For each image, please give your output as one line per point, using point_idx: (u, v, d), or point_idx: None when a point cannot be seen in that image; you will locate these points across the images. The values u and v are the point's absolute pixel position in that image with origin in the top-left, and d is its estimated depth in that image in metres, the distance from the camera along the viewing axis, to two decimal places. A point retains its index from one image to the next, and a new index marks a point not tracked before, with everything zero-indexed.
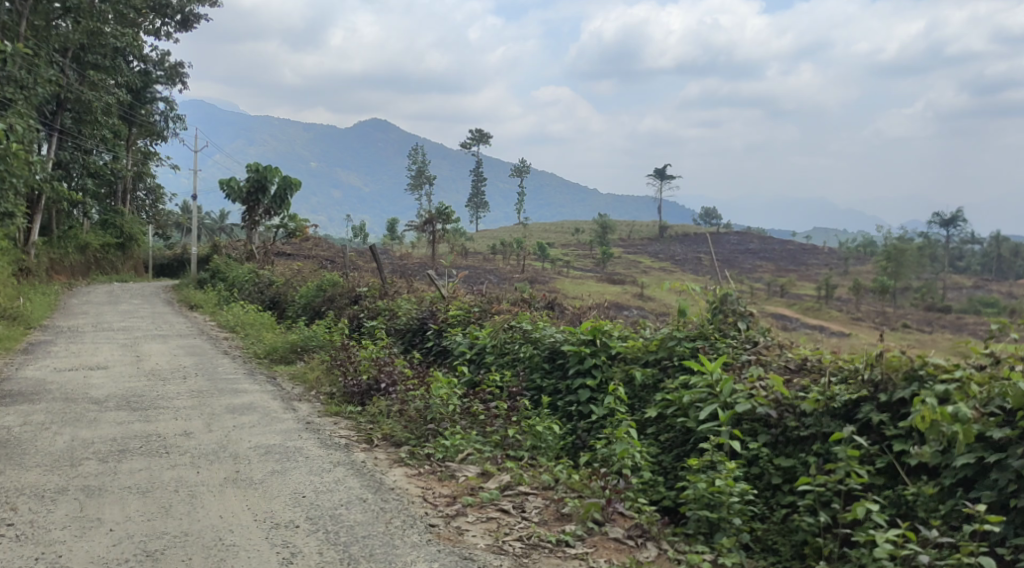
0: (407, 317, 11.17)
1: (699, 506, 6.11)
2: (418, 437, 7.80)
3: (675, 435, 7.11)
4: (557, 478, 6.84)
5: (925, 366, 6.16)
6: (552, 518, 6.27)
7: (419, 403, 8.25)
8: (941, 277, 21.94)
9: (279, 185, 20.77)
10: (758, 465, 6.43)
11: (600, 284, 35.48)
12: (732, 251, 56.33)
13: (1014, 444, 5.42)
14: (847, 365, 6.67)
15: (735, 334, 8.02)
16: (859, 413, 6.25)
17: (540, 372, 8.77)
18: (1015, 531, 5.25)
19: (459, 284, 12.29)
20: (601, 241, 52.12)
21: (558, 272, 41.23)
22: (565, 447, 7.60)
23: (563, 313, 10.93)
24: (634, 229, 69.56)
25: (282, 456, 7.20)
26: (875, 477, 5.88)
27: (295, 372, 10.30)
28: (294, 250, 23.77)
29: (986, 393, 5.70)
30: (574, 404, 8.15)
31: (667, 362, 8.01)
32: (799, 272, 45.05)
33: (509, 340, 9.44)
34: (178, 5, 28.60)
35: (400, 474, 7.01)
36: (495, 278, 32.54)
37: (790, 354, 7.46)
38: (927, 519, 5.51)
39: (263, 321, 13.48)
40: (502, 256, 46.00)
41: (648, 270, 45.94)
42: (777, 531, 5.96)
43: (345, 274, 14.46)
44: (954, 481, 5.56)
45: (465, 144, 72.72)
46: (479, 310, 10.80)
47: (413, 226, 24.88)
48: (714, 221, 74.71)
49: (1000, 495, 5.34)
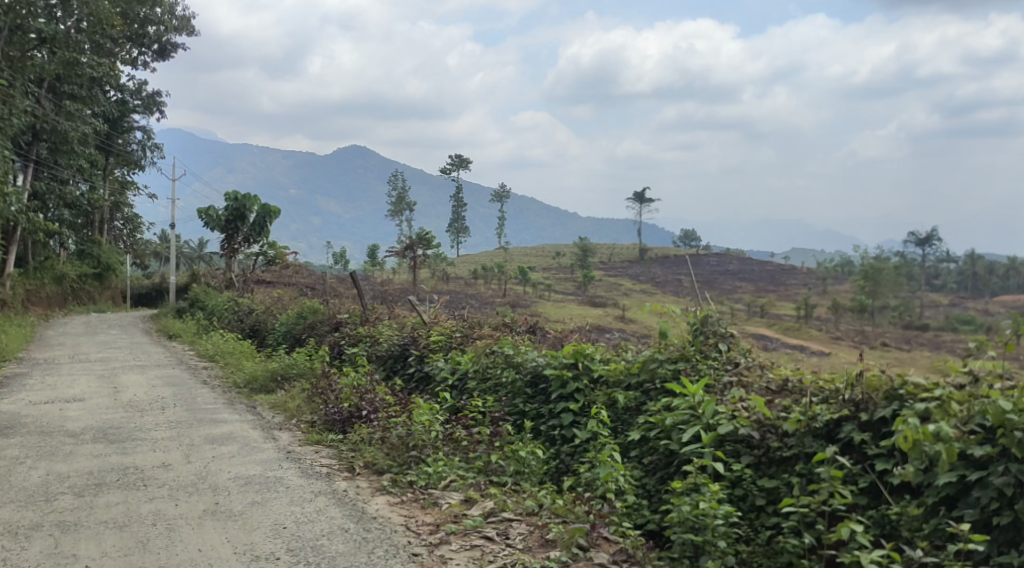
0: (389, 342, 11.12)
1: (684, 530, 6.06)
2: (400, 464, 7.73)
3: (658, 458, 7.10)
4: (541, 503, 6.80)
5: (906, 386, 6.19)
6: (536, 544, 6.22)
7: (401, 430, 8.21)
8: (919, 295, 22.07)
9: (259, 214, 20.71)
10: (742, 487, 6.44)
11: (583, 307, 35.58)
12: (712, 273, 56.55)
13: (996, 461, 5.40)
14: (827, 385, 6.70)
15: (716, 355, 8.04)
16: (841, 432, 6.25)
17: (523, 397, 8.74)
18: (999, 549, 5.21)
19: (441, 309, 12.24)
20: (582, 264, 52.16)
21: (540, 295, 41.32)
22: (549, 472, 7.55)
23: (545, 336, 10.90)
24: (615, 252, 69.67)
25: (262, 486, 7.12)
26: (858, 497, 5.87)
27: (276, 401, 10.18)
28: (275, 277, 23.72)
29: (966, 411, 5.69)
30: (557, 428, 8.12)
31: (650, 384, 8.01)
32: (779, 293, 45.40)
33: (491, 365, 9.41)
34: (154, 34, 28.56)
35: (382, 503, 6.95)
36: (478, 303, 32.52)
37: (771, 374, 7.50)
38: (911, 538, 5.49)
39: (243, 350, 13.37)
40: (484, 280, 46.00)
41: (629, 292, 46.12)
42: (763, 553, 5.95)
43: (326, 301, 14.40)
44: (937, 499, 5.53)
45: (447, 169, 72.82)
46: (461, 335, 10.76)
47: (396, 251, 24.90)
48: (694, 242, 75.34)
49: (984, 514, 5.32)
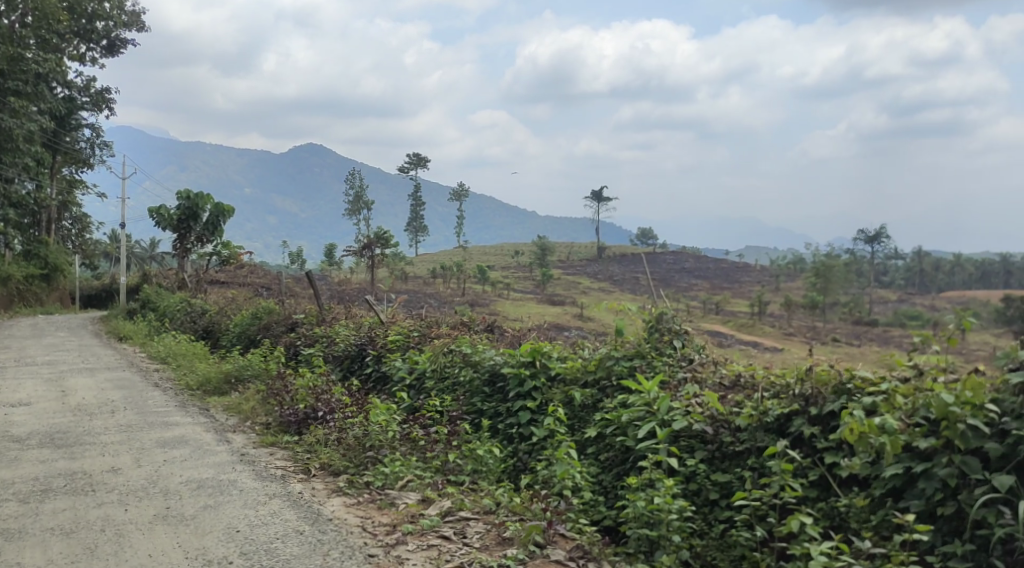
0: (346, 342, 11.05)
1: (639, 525, 6.12)
2: (356, 465, 7.69)
3: (614, 454, 7.15)
4: (498, 501, 6.80)
5: (853, 380, 6.32)
6: (493, 543, 6.22)
7: (358, 431, 8.17)
8: (868, 291, 22.50)
9: (212, 213, 20.46)
10: (696, 482, 6.51)
11: (541, 305, 35.71)
12: (669, 271, 56.99)
13: (940, 453, 5.49)
14: (779, 380, 6.82)
15: (671, 352, 8.13)
16: (792, 426, 6.36)
17: (480, 396, 8.75)
18: (943, 539, 5.30)
19: (397, 308, 12.22)
20: (540, 262, 52.25)
21: (498, 294, 41.38)
22: (507, 470, 7.57)
23: (502, 335, 10.93)
24: (573, 251, 69.88)
25: (214, 490, 7.04)
26: (808, 490, 5.97)
27: (229, 403, 10.07)
28: (229, 278, 23.46)
29: (911, 404, 5.80)
30: (514, 426, 8.14)
31: (606, 382, 8.08)
32: (733, 290, 46.02)
33: (448, 364, 9.40)
34: (102, 29, 28.09)
35: (338, 504, 6.91)
36: (436, 302, 32.46)
37: (724, 370, 7.62)
38: (859, 529, 5.57)
39: (195, 352, 13.20)
40: (442, 279, 45.89)
41: (587, 291, 46.35)
42: (716, 546, 6.02)
43: (281, 301, 14.28)
44: (883, 491, 5.63)
45: (404, 168, 72.46)
46: (419, 334, 10.75)
47: (352, 250, 24.77)
48: (651, 241, 75.99)
49: (929, 504, 5.41)
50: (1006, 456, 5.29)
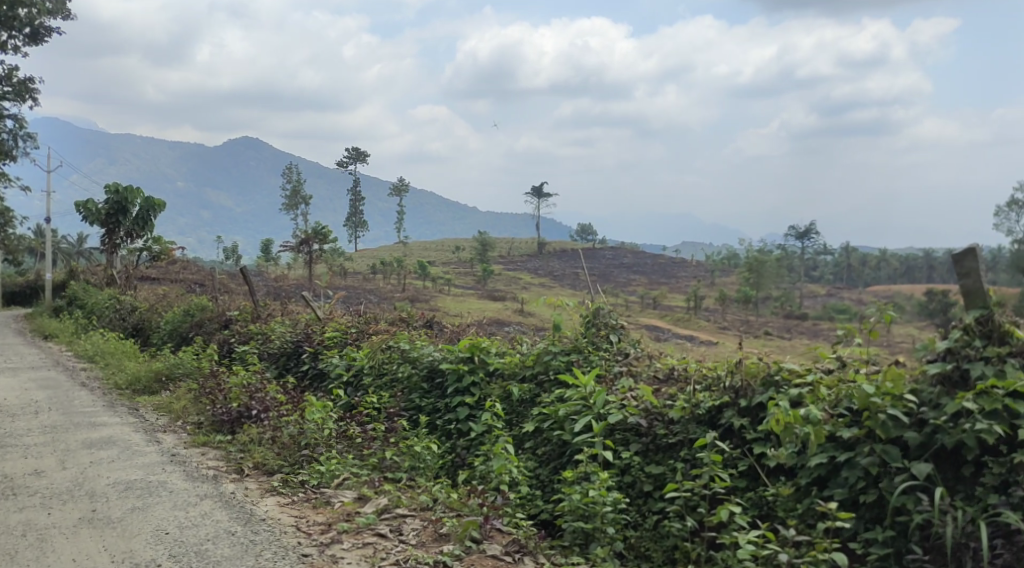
0: (282, 339, 10.91)
1: (574, 518, 6.19)
2: (291, 464, 7.61)
3: (551, 448, 7.21)
4: (436, 498, 6.76)
5: (781, 371, 6.46)
6: (430, 539, 6.17)
7: (293, 429, 8.06)
8: (798, 285, 23.01)
9: (142, 207, 20.01)
10: (631, 474, 6.59)
11: (482, 300, 35.73)
12: (608, 266, 57.42)
13: (862, 442, 5.62)
14: (711, 373, 6.97)
15: (607, 346, 8.22)
16: (722, 418, 6.49)
17: (418, 392, 8.72)
18: (865, 526, 5.41)
19: (334, 305, 12.11)
20: (480, 258, 52.20)
21: (437, 289, 41.26)
22: (445, 467, 7.56)
23: (441, 330, 10.92)
24: (513, 247, 69.95)
25: (143, 491, 6.91)
26: (737, 480, 6.10)
27: (160, 402, 9.88)
28: (160, 274, 22.97)
29: (834, 395, 5.96)
30: (453, 421, 8.13)
31: (544, 376, 8.13)
32: (670, 285, 46.67)
33: (386, 360, 9.37)
34: (25, 17, 27.20)
35: (272, 504, 6.83)
36: (374, 298, 32.20)
37: (658, 363, 7.75)
38: (785, 518, 5.69)
39: (125, 350, 12.90)
40: (382, 276, 45.57)
41: (527, 286, 46.49)
42: (649, 538, 6.11)
43: (214, 298, 14.03)
44: (809, 480, 5.76)
45: (342, 162, 71.70)
46: (357, 331, 10.68)
47: (288, 246, 24.47)
48: (590, 237, 76.66)
49: (851, 492, 5.52)
50: (924, 444, 5.41)
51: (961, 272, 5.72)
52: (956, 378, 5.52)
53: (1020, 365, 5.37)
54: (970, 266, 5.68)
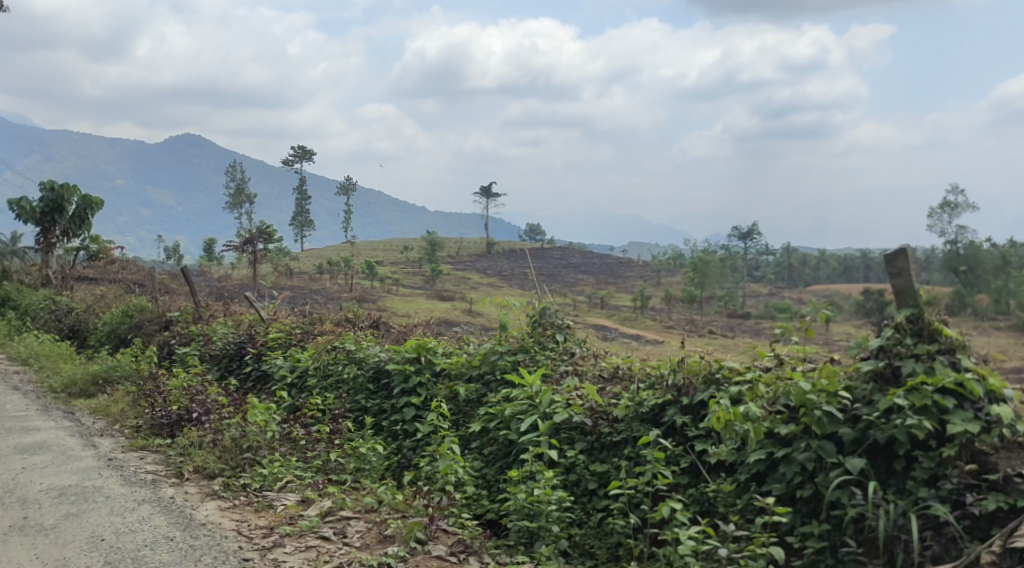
0: (224, 341, 10.76)
1: (519, 517, 6.19)
2: (233, 467, 7.48)
3: (497, 448, 7.22)
4: (381, 499, 6.71)
5: (721, 369, 6.56)
6: (374, 541, 6.11)
7: (234, 432, 7.92)
8: None
9: (79, 206, 19.57)
10: (575, 472, 6.63)
11: (430, 301, 35.64)
12: (556, 266, 57.73)
13: (799, 438, 5.72)
14: (654, 372, 7.06)
15: (552, 346, 8.27)
16: (665, 416, 6.58)
17: (364, 393, 8.66)
18: (802, 520, 5.49)
19: (278, 306, 11.97)
20: (428, 257, 52.08)
21: (385, 289, 41.06)
22: (391, 467, 7.51)
23: (388, 331, 10.88)
24: (462, 246, 69.91)
25: (78, 497, 6.76)
26: (679, 477, 6.16)
27: (96, 405, 9.66)
28: (98, 274, 22.48)
29: (773, 393, 6.06)
30: (399, 422, 8.08)
31: (490, 376, 8.14)
32: (618, 285, 47.12)
33: (331, 361, 9.30)
34: None
35: (213, 508, 6.72)
36: (320, 298, 31.91)
37: (603, 362, 7.84)
38: (726, 514, 5.76)
39: (61, 352, 12.61)
40: (328, 276, 45.21)
41: (476, 286, 46.52)
42: (594, 535, 6.14)
43: (153, 299, 13.77)
44: (748, 476, 5.86)
45: (287, 161, 70.91)
46: (301, 332, 10.58)
47: (231, 246, 24.14)
48: (539, 237, 77.02)
49: (788, 488, 5.61)
50: (858, 440, 5.52)
51: (893, 272, 5.84)
52: (888, 375, 5.66)
53: (949, 361, 5.50)
54: (901, 266, 5.81)
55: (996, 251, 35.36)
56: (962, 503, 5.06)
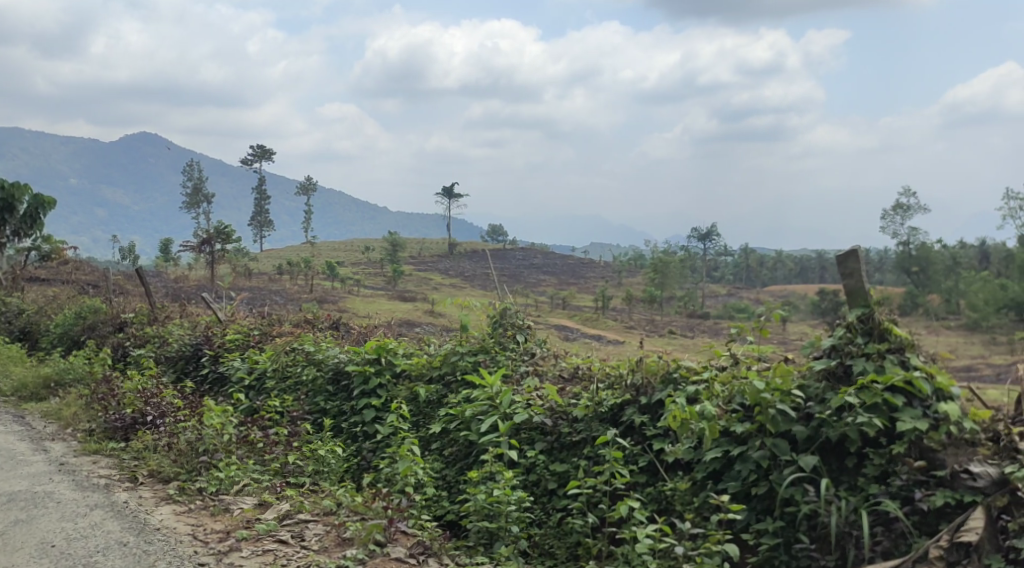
0: (180, 343, 10.63)
1: (479, 518, 6.17)
2: (188, 471, 7.39)
3: (458, 449, 7.22)
4: (340, 502, 6.68)
5: (679, 369, 6.63)
6: (333, 544, 6.07)
7: (190, 434, 7.83)
8: None
9: (31, 206, 19.22)
10: (535, 473, 6.66)
11: (391, 301, 35.52)
12: (518, 267, 57.80)
13: (754, 437, 5.79)
14: (613, 372, 7.11)
15: (513, 346, 8.28)
16: (624, 416, 6.63)
17: (324, 395, 8.61)
18: (757, 517, 5.55)
19: (236, 307, 11.85)
20: (389, 257, 51.89)
21: (346, 290, 40.84)
22: (350, 470, 7.48)
23: (348, 332, 10.82)
24: (424, 246, 69.76)
25: (28, 503, 6.66)
26: (638, 476, 6.21)
27: (48, 409, 9.50)
28: (50, 275, 22.05)
29: (728, 392, 6.14)
30: (358, 424, 8.04)
31: (450, 377, 8.14)
32: (580, 286, 47.33)
33: (290, 363, 9.24)
34: None
35: (168, 513, 6.64)
36: (280, 300, 31.63)
37: (563, 363, 7.88)
38: (683, 512, 5.82)
39: (11, 355, 12.37)
40: (288, 276, 44.84)
41: (438, 287, 46.44)
42: (553, 535, 6.16)
43: (108, 300, 13.55)
44: (704, 474, 5.91)
45: (246, 160, 70.14)
46: (259, 334, 10.48)
47: (188, 247, 23.86)
48: (501, 238, 77.11)
49: (744, 485, 5.67)
50: (811, 438, 5.60)
51: (844, 273, 5.90)
52: (840, 374, 5.75)
53: (899, 360, 5.60)
54: (853, 267, 5.86)
55: (946, 252, 36.25)
56: (911, 499, 5.16)
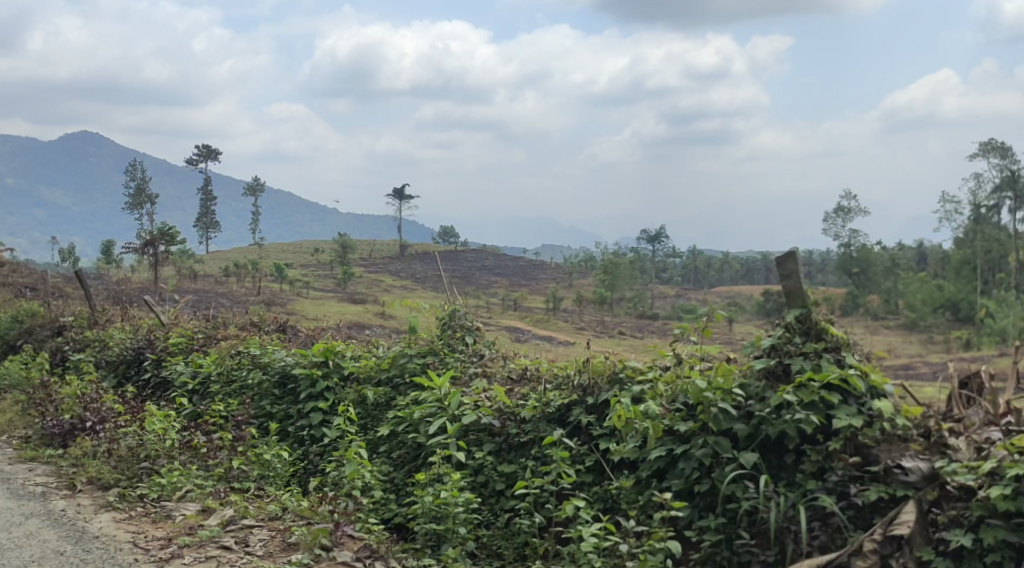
0: (121, 346, 10.45)
1: (426, 521, 6.16)
2: (129, 477, 7.27)
3: (406, 451, 7.20)
4: (285, 507, 6.63)
5: (625, 369, 6.71)
6: (278, 549, 6.02)
7: (131, 441, 7.70)
8: None
9: None
10: (483, 474, 6.68)
11: (339, 303, 35.29)
12: (469, 268, 57.82)
13: (697, 435, 5.88)
14: (561, 373, 7.18)
15: (462, 347, 8.30)
16: (571, 416, 6.70)
17: (270, 399, 8.54)
18: (699, 514, 5.64)
19: (180, 310, 11.70)
20: (339, 258, 51.55)
21: (294, 292, 40.47)
22: (296, 474, 7.43)
23: (295, 335, 10.75)
24: (374, 248, 69.39)
25: None
26: (584, 475, 6.28)
27: None
28: None
29: (671, 392, 6.23)
30: (305, 428, 7.98)
31: (399, 379, 8.13)
32: (531, 287, 47.55)
33: (235, 367, 9.15)
34: None
35: (107, 520, 6.53)
36: (226, 303, 31.25)
37: (512, 364, 7.93)
38: (628, 510, 5.89)
39: None
40: (234, 278, 44.27)
41: (388, 289, 46.23)
42: (501, 536, 6.18)
43: (46, 303, 13.26)
44: (649, 473, 5.99)
45: (191, 160, 69.10)
46: (204, 337, 10.36)
47: (131, 249, 23.44)
48: (452, 239, 77.08)
49: (687, 483, 5.76)
50: (751, 435, 5.71)
51: (783, 274, 5.99)
52: (779, 373, 5.86)
53: (835, 359, 5.72)
54: (791, 268, 5.97)
55: (886, 253, 37.22)
56: (846, 493, 5.28)
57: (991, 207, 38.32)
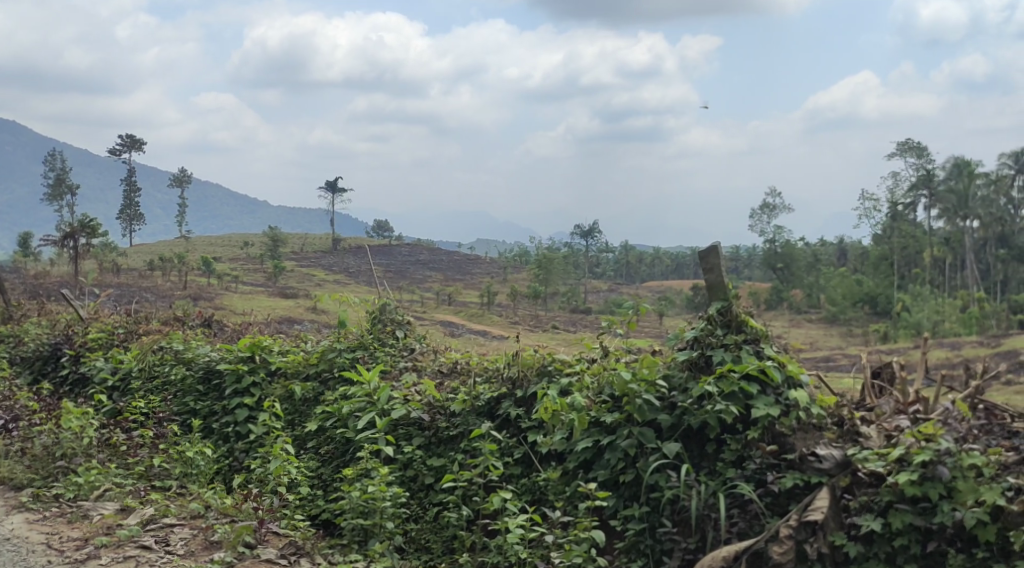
0: (37, 342, 10.13)
1: (353, 516, 6.11)
2: (44, 477, 7.08)
3: (334, 447, 7.13)
4: (208, 505, 6.51)
5: (554, 362, 6.79)
6: (199, 548, 5.91)
7: (46, 439, 7.49)
8: None
9: None
10: (412, 468, 6.65)
11: (270, 298, 34.69)
12: (402, 263, 57.44)
13: (623, 426, 5.96)
14: (491, 366, 7.23)
15: (392, 342, 8.29)
16: (500, 409, 6.72)
17: (194, 395, 8.37)
18: (624, 503, 5.72)
19: (99, 305, 11.38)
20: (269, 253, 50.65)
21: (223, 287, 39.61)
22: (220, 471, 7.30)
23: (221, 330, 10.58)
24: (305, 242, 68.39)
25: None
26: (512, 468, 6.31)
27: None
28: None
29: (597, 384, 6.32)
30: (230, 424, 7.84)
31: (327, 374, 8.05)
32: (465, 282, 47.46)
33: (158, 362, 8.98)
34: None
35: (19, 521, 6.35)
36: (153, 298, 30.40)
37: (441, 358, 7.93)
38: (555, 501, 5.95)
39: None
40: (160, 272, 43.13)
41: (320, 283, 45.58)
42: (429, 529, 6.16)
43: None
44: (576, 464, 6.06)
45: (114, 149, 67.12)
46: (124, 332, 10.10)
47: (50, 242, 22.67)
48: (386, 233, 76.53)
49: (613, 473, 5.83)
50: (674, 425, 5.82)
51: (705, 267, 6.15)
52: (701, 364, 5.98)
53: (754, 351, 5.86)
54: (713, 262, 6.13)
55: (808, 249, 38.15)
56: (763, 481, 5.40)
57: (907, 205, 39.59)
